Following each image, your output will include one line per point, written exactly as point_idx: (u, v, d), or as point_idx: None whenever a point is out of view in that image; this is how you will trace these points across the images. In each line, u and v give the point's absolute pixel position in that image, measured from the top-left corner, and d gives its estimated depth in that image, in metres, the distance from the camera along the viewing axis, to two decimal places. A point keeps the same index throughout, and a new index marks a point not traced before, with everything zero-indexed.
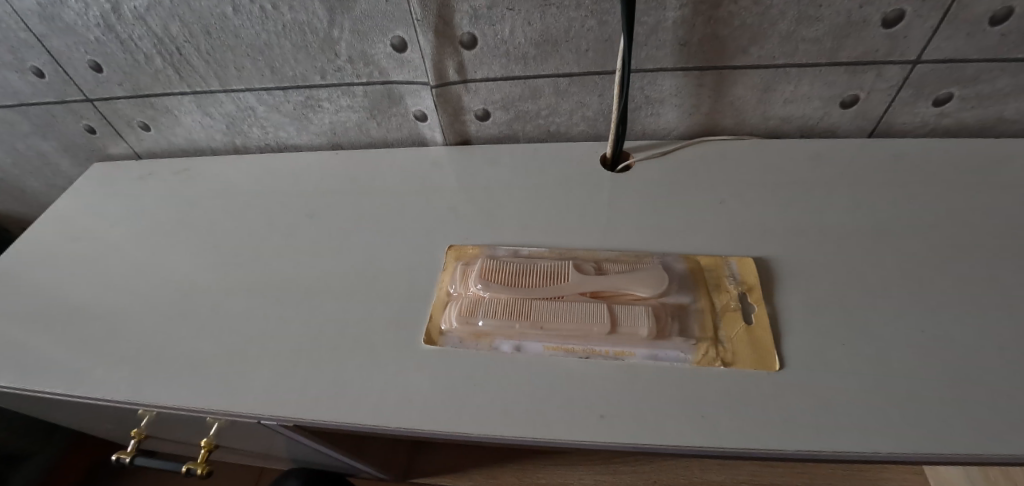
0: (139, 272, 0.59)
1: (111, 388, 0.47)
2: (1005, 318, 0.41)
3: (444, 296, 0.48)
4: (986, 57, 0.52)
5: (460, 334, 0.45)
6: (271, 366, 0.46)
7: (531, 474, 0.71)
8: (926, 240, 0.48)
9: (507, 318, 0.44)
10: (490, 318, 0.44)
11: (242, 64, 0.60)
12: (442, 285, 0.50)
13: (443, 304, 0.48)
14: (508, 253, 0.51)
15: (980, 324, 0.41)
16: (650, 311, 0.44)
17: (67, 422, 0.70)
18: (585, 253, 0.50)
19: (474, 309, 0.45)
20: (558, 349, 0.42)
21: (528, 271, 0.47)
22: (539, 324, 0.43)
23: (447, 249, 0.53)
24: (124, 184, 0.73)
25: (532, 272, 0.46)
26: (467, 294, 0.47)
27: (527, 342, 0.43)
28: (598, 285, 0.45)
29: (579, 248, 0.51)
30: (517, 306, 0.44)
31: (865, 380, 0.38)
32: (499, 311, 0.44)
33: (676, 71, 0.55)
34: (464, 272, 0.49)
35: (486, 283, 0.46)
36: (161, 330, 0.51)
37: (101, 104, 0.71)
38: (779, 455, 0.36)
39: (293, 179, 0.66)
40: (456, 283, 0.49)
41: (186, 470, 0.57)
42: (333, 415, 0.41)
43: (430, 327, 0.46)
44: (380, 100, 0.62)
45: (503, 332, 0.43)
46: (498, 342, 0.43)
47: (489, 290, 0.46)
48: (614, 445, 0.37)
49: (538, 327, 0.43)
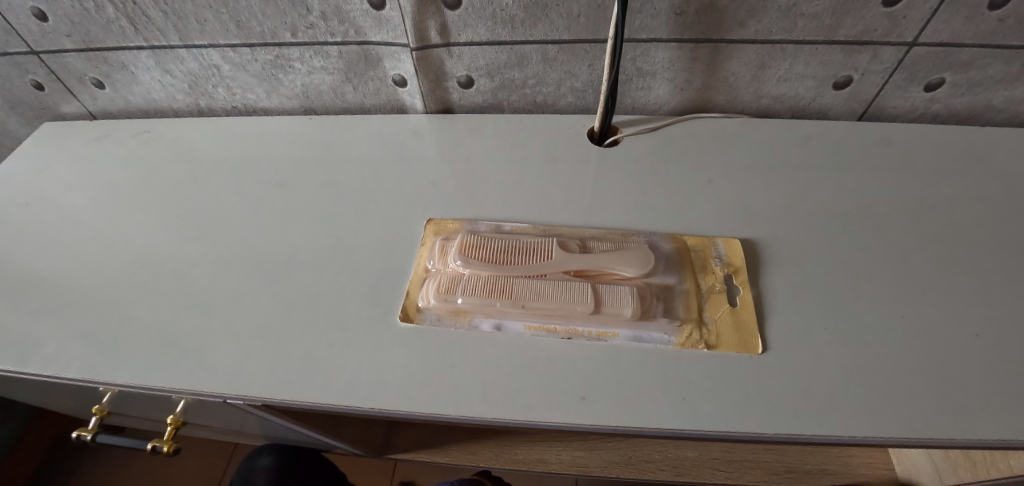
0: (94, 241, 0.55)
1: (62, 366, 0.44)
2: (981, 306, 0.42)
3: (422, 271, 0.46)
4: (981, 42, 0.51)
5: (438, 311, 0.43)
6: (238, 343, 0.43)
7: (509, 450, 0.69)
8: (909, 226, 0.48)
9: (487, 296, 0.42)
10: (470, 296, 0.42)
11: (204, 16, 0.55)
12: (420, 261, 0.47)
13: (420, 280, 0.46)
14: (489, 229, 0.49)
15: (959, 313, 0.41)
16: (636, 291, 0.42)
17: (25, 398, 0.67)
18: (570, 230, 0.49)
19: (452, 287, 0.43)
20: (540, 329, 0.41)
21: (511, 247, 0.45)
22: (520, 302, 0.41)
23: (426, 223, 0.51)
24: (78, 146, 0.67)
25: (515, 249, 0.45)
26: (446, 271, 0.45)
27: (507, 321, 0.41)
28: (582, 264, 0.43)
29: (563, 224, 0.49)
30: (499, 284, 0.42)
31: (847, 366, 0.38)
32: (480, 289, 0.42)
33: (670, 43, 0.53)
34: (443, 247, 0.47)
35: (467, 259, 0.44)
36: (118, 304, 0.48)
37: (48, 57, 0.64)
38: (759, 438, 0.36)
39: (263, 145, 0.62)
40: (435, 259, 0.47)
41: (153, 447, 0.55)
42: (303, 395, 0.39)
43: (407, 304, 0.44)
44: (357, 62, 0.58)
45: (483, 310, 0.41)
46: (477, 321, 0.42)
47: (469, 267, 0.43)
48: (596, 427, 0.36)
49: (520, 305, 0.41)
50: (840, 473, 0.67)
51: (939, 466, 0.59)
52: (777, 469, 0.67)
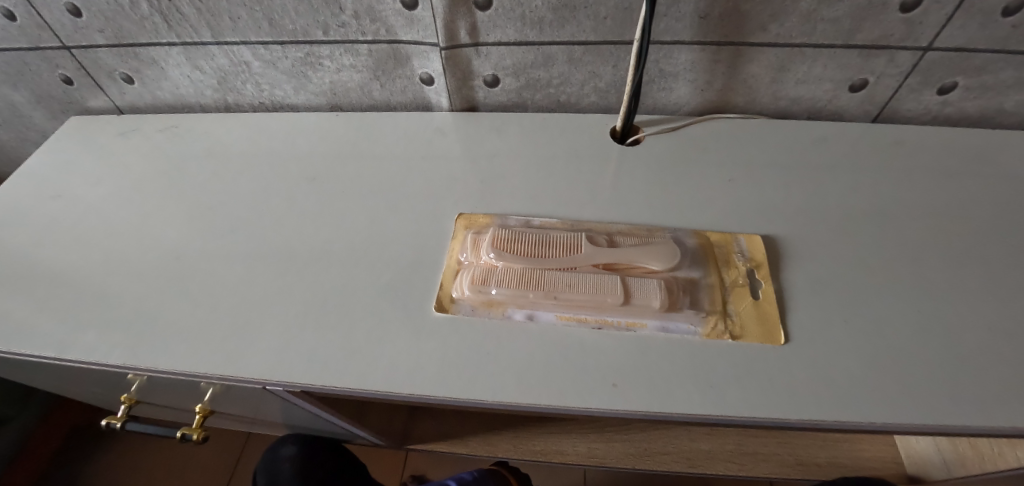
0: (127, 233, 0.56)
1: (105, 353, 0.45)
2: (993, 300, 0.43)
3: (455, 264, 0.48)
4: (994, 48, 0.52)
5: (472, 302, 0.44)
6: (276, 332, 0.45)
7: (527, 441, 0.70)
8: (923, 223, 0.49)
9: (520, 288, 0.43)
10: (504, 286, 0.43)
11: (238, 13, 0.56)
12: (452, 254, 0.49)
13: (453, 272, 0.47)
14: (519, 223, 0.51)
15: (971, 306, 0.43)
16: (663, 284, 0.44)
17: (52, 387, 0.68)
18: (597, 225, 0.50)
19: (487, 278, 0.44)
20: (571, 319, 0.42)
21: (542, 241, 0.46)
22: (552, 293, 0.43)
23: (456, 218, 0.52)
24: (105, 141, 0.69)
25: (545, 243, 0.46)
26: (479, 263, 0.46)
27: (540, 312, 0.43)
28: (611, 257, 0.45)
29: (590, 219, 0.51)
30: (531, 275, 0.44)
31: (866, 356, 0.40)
32: (513, 280, 0.43)
33: (692, 45, 0.55)
34: (475, 241, 0.49)
35: (499, 251, 0.45)
36: (156, 294, 0.49)
37: (79, 52, 0.66)
38: (783, 425, 0.38)
39: (290, 141, 0.63)
40: (467, 252, 0.48)
41: (182, 435, 0.57)
42: (342, 381, 0.41)
43: (441, 295, 0.45)
44: (385, 60, 0.59)
45: (516, 301, 0.43)
46: (510, 311, 0.43)
47: (502, 259, 0.45)
48: (627, 413, 0.37)
49: (552, 297, 0.42)
50: (850, 466, 0.68)
51: (948, 459, 0.60)
52: (788, 462, 0.69)
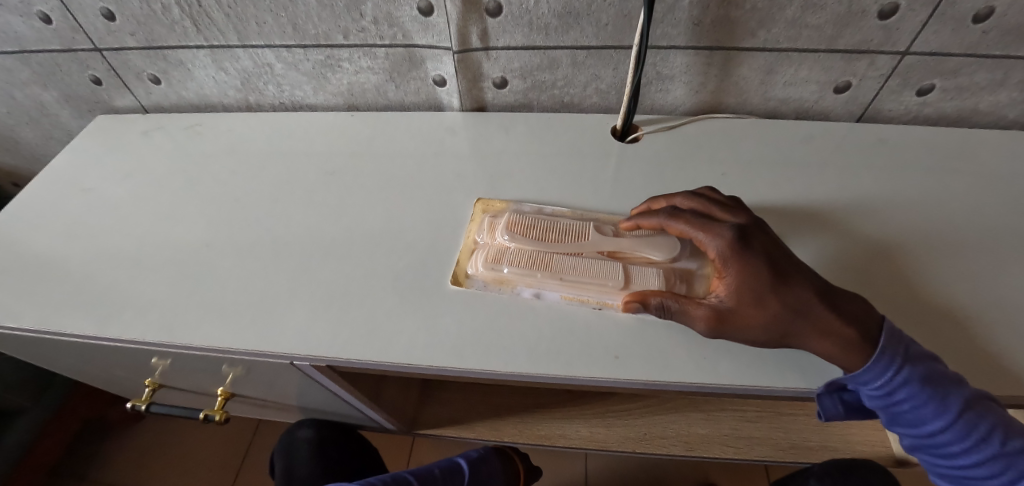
0: (156, 224, 0.60)
1: (142, 331, 0.49)
2: (965, 286, 0.47)
3: (472, 244, 0.52)
4: (967, 52, 0.56)
5: (484, 278, 0.48)
6: (302, 312, 0.48)
7: (531, 425, 0.75)
8: (903, 217, 0.53)
9: (529, 268, 0.47)
10: (514, 264, 0.47)
11: (264, 19, 0.60)
12: (469, 234, 0.53)
13: (470, 251, 0.51)
14: (533, 210, 0.55)
15: (941, 293, 0.47)
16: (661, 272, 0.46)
17: (77, 373, 0.71)
18: (605, 216, 0.54)
19: (500, 257, 0.48)
20: (574, 299, 0.46)
21: (554, 227, 0.50)
22: (558, 274, 0.46)
23: (475, 202, 0.56)
24: (131, 138, 0.72)
25: (557, 229, 0.50)
26: (494, 243, 0.50)
27: (546, 291, 0.47)
28: (614, 245, 0.48)
29: (600, 211, 0.54)
30: (540, 257, 0.47)
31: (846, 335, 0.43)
32: (523, 261, 0.47)
33: (687, 49, 0.59)
34: (492, 223, 0.52)
35: (512, 232, 0.49)
36: (188, 278, 0.53)
37: (110, 54, 0.69)
38: (769, 392, 0.41)
39: (310, 138, 0.67)
40: (483, 233, 0.52)
41: (206, 416, 0.61)
42: (365, 354, 0.44)
43: (456, 270, 0.50)
44: (401, 63, 0.63)
45: (524, 279, 0.47)
46: (519, 288, 0.47)
47: (515, 241, 0.49)
48: (628, 381, 0.41)
49: (557, 277, 0.46)
50: (841, 449, 0.72)
51: None
52: (781, 445, 0.72)
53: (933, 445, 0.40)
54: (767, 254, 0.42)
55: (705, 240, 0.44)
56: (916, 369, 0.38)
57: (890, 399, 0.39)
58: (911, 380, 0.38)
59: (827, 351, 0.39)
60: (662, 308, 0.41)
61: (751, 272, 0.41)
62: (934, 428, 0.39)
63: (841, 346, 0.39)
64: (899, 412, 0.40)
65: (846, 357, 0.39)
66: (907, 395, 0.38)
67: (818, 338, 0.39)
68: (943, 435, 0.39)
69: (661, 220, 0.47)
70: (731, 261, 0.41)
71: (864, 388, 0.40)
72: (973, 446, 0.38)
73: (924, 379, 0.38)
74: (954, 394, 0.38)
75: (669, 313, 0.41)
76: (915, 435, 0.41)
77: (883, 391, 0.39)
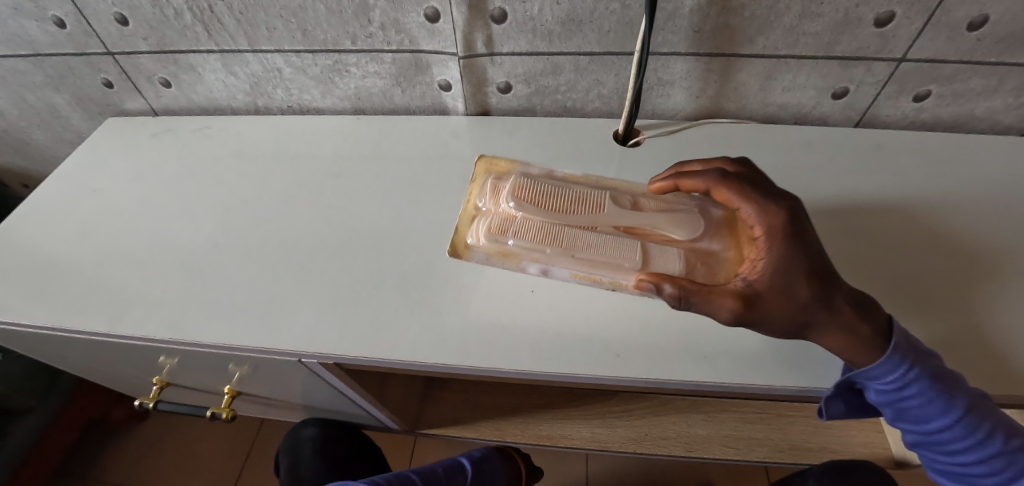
0: (166, 224, 0.61)
1: (153, 329, 0.50)
2: (972, 298, 0.47)
3: (473, 210, 0.50)
4: (962, 58, 0.57)
5: (487, 251, 0.47)
6: (310, 310, 0.49)
7: (533, 426, 0.75)
8: (913, 228, 0.53)
9: (538, 242, 0.45)
10: (520, 237, 0.46)
11: (274, 24, 0.62)
12: (471, 199, 0.51)
13: (471, 217, 0.50)
14: (542, 173, 0.53)
15: (949, 306, 0.47)
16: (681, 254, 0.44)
17: (86, 371, 0.72)
18: (621, 185, 0.52)
19: (504, 228, 0.47)
20: (584, 277, 0.45)
21: (568, 197, 0.48)
22: (569, 251, 0.45)
23: (476, 161, 0.55)
24: (141, 140, 0.74)
25: (571, 200, 0.48)
26: (497, 211, 0.49)
27: (554, 267, 0.45)
28: (631, 220, 0.46)
29: (613, 178, 0.53)
30: (550, 232, 0.46)
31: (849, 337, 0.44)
32: (531, 234, 0.46)
33: (688, 56, 0.60)
34: (495, 188, 0.51)
35: (519, 202, 0.47)
36: (198, 276, 0.54)
37: (122, 58, 0.71)
38: (767, 390, 0.42)
39: (317, 141, 0.69)
40: (486, 199, 0.50)
41: (213, 413, 0.62)
42: (372, 351, 0.45)
43: (456, 240, 0.48)
44: (407, 68, 0.65)
45: (531, 255, 0.46)
46: (526, 263, 0.46)
47: (522, 210, 0.47)
48: (628, 379, 0.42)
49: (569, 254, 0.45)
50: (840, 451, 0.72)
51: None
52: (781, 447, 0.73)
53: (935, 440, 0.40)
54: (810, 245, 0.40)
55: (752, 213, 0.42)
56: (928, 366, 0.38)
57: (899, 395, 0.39)
58: (922, 377, 0.38)
59: (836, 347, 0.39)
60: (688, 290, 0.37)
61: (793, 258, 0.39)
62: (938, 424, 0.39)
63: (853, 344, 0.38)
64: (906, 408, 0.40)
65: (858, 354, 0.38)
66: (916, 392, 0.38)
67: (833, 334, 0.38)
68: (946, 432, 0.39)
69: (709, 181, 0.44)
70: (777, 240, 0.40)
71: (874, 383, 0.40)
72: (974, 441, 0.39)
73: (934, 377, 0.38)
74: (960, 390, 0.38)
75: (691, 297, 0.37)
76: (917, 430, 0.41)
77: (893, 387, 0.39)
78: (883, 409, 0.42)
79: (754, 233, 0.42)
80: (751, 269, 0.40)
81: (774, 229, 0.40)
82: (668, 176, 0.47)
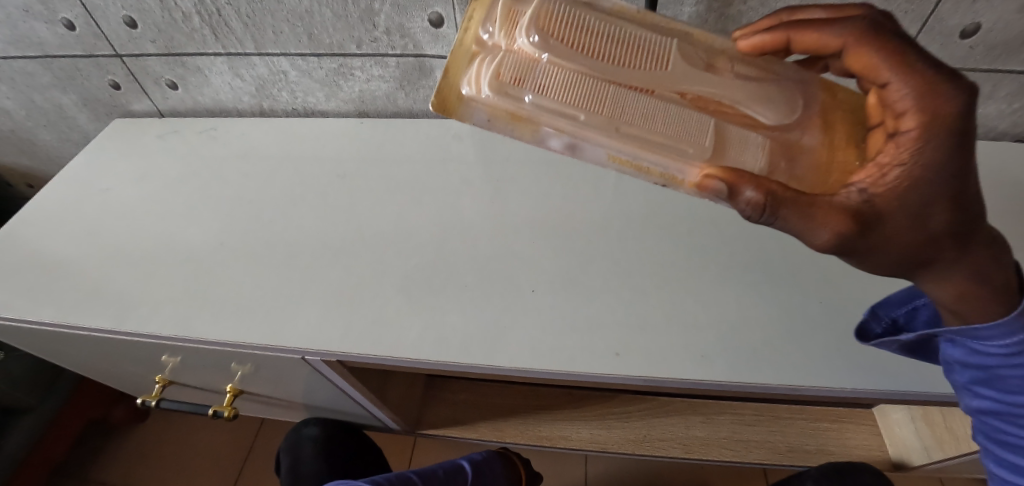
0: (173, 223, 0.62)
1: (159, 326, 0.51)
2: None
3: (474, 46, 0.34)
4: (956, 65, 0.58)
5: (489, 110, 0.33)
6: (314, 308, 0.50)
7: (534, 427, 0.76)
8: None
9: (572, 105, 0.31)
10: (543, 99, 0.31)
11: (281, 28, 0.63)
12: (470, 28, 0.35)
13: (470, 56, 0.34)
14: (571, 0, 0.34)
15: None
16: (762, 145, 0.32)
17: (89, 370, 0.73)
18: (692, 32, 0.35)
19: (524, 76, 0.31)
20: (626, 163, 0.33)
21: (623, 40, 0.32)
22: (615, 124, 0.31)
23: None
24: (147, 141, 0.75)
25: (629, 45, 0.32)
26: (513, 49, 0.32)
27: (587, 145, 0.32)
28: (705, 86, 0.32)
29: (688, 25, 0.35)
30: (591, 92, 0.31)
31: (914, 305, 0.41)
32: (564, 93, 0.31)
33: None
34: (507, 10, 0.33)
35: (549, 39, 0.31)
36: (203, 274, 0.55)
37: (130, 60, 0.72)
38: (764, 389, 0.43)
39: (322, 142, 0.70)
40: (494, 26, 0.33)
41: (215, 412, 0.62)
42: (375, 349, 0.46)
43: (444, 88, 0.34)
44: (411, 72, 0.66)
45: (555, 121, 0.31)
46: (546, 134, 0.32)
47: (556, 53, 0.31)
48: (628, 377, 0.43)
49: (613, 128, 0.31)
50: (838, 453, 0.73)
51: (927, 443, 0.64)
52: (779, 449, 0.73)
53: (1015, 415, 0.37)
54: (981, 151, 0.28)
55: (910, 92, 0.26)
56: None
57: (1005, 362, 0.34)
58: None
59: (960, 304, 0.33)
60: (775, 190, 0.28)
61: (942, 161, 0.27)
62: None
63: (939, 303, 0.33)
64: (1005, 379, 0.35)
65: (974, 306, 0.33)
66: None
67: (956, 281, 0.32)
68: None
69: (846, 34, 0.28)
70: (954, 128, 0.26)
71: (978, 345, 0.35)
72: None
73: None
74: None
75: (781, 204, 0.27)
76: (994, 401, 0.37)
77: (1002, 352, 0.34)
78: (959, 373, 0.38)
79: (898, 116, 0.27)
80: (876, 176, 0.28)
81: (938, 120, 0.26)
82: (778, 29, 0.32)
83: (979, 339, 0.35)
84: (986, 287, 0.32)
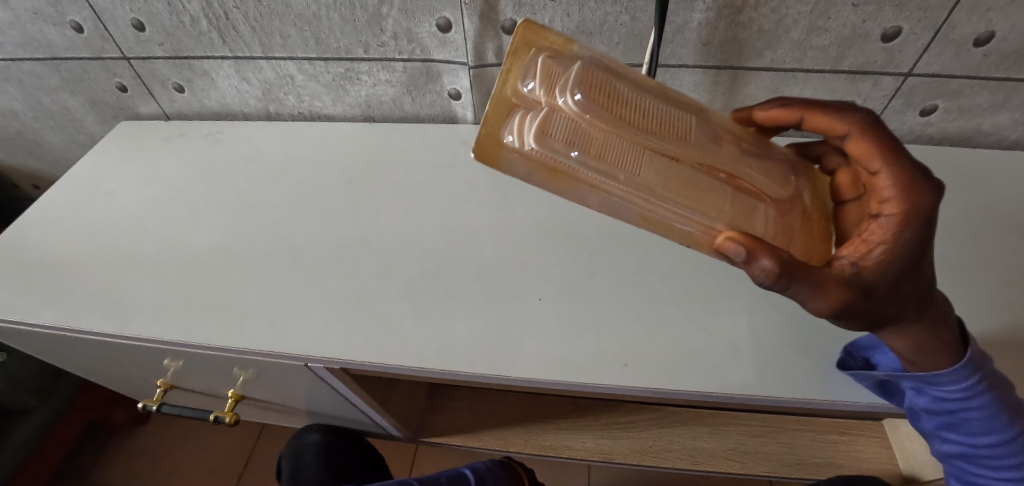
0: (176, 226, 0.61)
1: (161, 331, 0.51)
2: (983, 319, 0.46)
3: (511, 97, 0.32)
4: (969, 74, 0.57)
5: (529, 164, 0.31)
6: (317, 315, 0.50)
7: (537, 436, 0.76)
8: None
9: (614, 168, 0.30)
10: (589, 160, 0.30)
11: (288, 32, 0.63)
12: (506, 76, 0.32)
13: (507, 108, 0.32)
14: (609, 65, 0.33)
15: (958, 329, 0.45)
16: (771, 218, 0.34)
17: (90, 372, 0.72)
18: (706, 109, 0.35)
19: (570, 134, 0.29)
20: (656, 226, 0.32)
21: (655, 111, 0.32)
22: (650, 189, 0.31)
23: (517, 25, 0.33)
24: (153, 143, 0.75)
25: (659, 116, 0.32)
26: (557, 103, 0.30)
27: (619, 208, 0.31)
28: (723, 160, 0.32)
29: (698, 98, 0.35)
30: (630, 156, 0.30)
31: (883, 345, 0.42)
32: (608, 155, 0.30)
33: (696, 68, 0.61)
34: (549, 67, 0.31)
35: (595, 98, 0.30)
36: (207, 279, 0.55)
37: (138, 62, 0.72)
38: (775, 402, 0.42)
39: (328, 147, 0.69)
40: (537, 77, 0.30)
41: (215, 417, 0.62)
42: (378, 357, 0.45)
43: (485, 137, 0.31)
44: (418, 77, 0.66)
45: (596, 180, 0.30)
46: (584, 193, 0.31)
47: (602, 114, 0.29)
48: (635, 388, 0.42)
49: (648, 193, 0.31)
50: (847, 465, 0.71)
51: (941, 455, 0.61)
52: (788, 461, 0.73)
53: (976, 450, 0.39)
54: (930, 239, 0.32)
55: (896, 183, 0.31)
56: (994, 374, 0.36)
57: (964, 405, 0.37)
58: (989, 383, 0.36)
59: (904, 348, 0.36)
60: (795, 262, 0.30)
61: (915, 243, 0.31)
62: (989, 433, 0.38)
63: None
64: (961, 418, 0.38)
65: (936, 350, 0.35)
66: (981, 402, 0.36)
67: (901, 338, 0.35)
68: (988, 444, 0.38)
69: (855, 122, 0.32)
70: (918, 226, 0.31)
71: (936, 391, 0.37)
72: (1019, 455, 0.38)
73: (999, 386, 0.36)
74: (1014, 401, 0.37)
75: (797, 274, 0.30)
76: (961, 442, 0.39)
77: (958, 396, 0.37)
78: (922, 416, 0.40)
79: (881, 202, 0.32)
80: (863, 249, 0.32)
81: (916, 210, 0.31)
82: (793, 105, 0.34)
83: (935, 386, 0.37)
84: (934, 339, 0.35)
